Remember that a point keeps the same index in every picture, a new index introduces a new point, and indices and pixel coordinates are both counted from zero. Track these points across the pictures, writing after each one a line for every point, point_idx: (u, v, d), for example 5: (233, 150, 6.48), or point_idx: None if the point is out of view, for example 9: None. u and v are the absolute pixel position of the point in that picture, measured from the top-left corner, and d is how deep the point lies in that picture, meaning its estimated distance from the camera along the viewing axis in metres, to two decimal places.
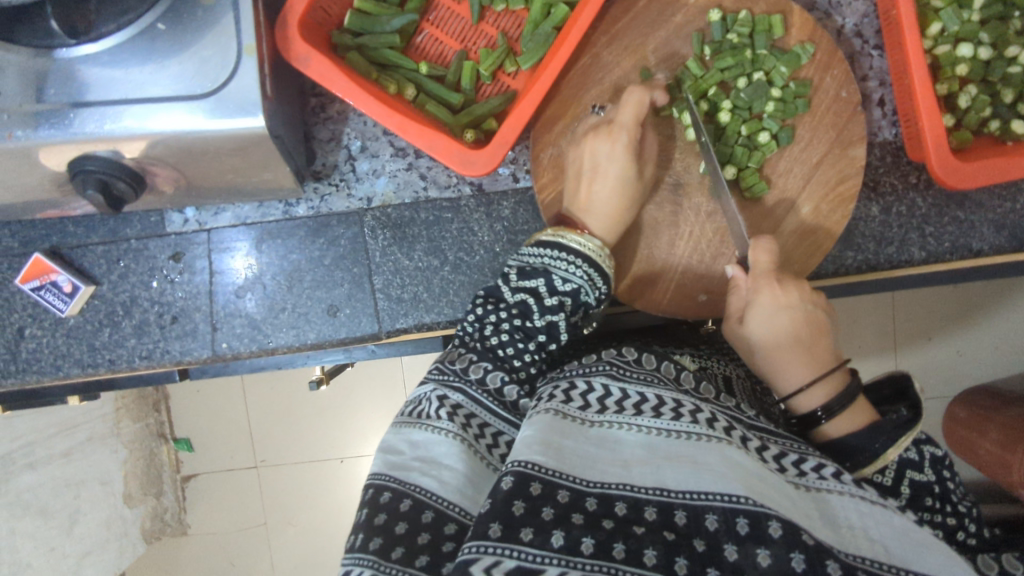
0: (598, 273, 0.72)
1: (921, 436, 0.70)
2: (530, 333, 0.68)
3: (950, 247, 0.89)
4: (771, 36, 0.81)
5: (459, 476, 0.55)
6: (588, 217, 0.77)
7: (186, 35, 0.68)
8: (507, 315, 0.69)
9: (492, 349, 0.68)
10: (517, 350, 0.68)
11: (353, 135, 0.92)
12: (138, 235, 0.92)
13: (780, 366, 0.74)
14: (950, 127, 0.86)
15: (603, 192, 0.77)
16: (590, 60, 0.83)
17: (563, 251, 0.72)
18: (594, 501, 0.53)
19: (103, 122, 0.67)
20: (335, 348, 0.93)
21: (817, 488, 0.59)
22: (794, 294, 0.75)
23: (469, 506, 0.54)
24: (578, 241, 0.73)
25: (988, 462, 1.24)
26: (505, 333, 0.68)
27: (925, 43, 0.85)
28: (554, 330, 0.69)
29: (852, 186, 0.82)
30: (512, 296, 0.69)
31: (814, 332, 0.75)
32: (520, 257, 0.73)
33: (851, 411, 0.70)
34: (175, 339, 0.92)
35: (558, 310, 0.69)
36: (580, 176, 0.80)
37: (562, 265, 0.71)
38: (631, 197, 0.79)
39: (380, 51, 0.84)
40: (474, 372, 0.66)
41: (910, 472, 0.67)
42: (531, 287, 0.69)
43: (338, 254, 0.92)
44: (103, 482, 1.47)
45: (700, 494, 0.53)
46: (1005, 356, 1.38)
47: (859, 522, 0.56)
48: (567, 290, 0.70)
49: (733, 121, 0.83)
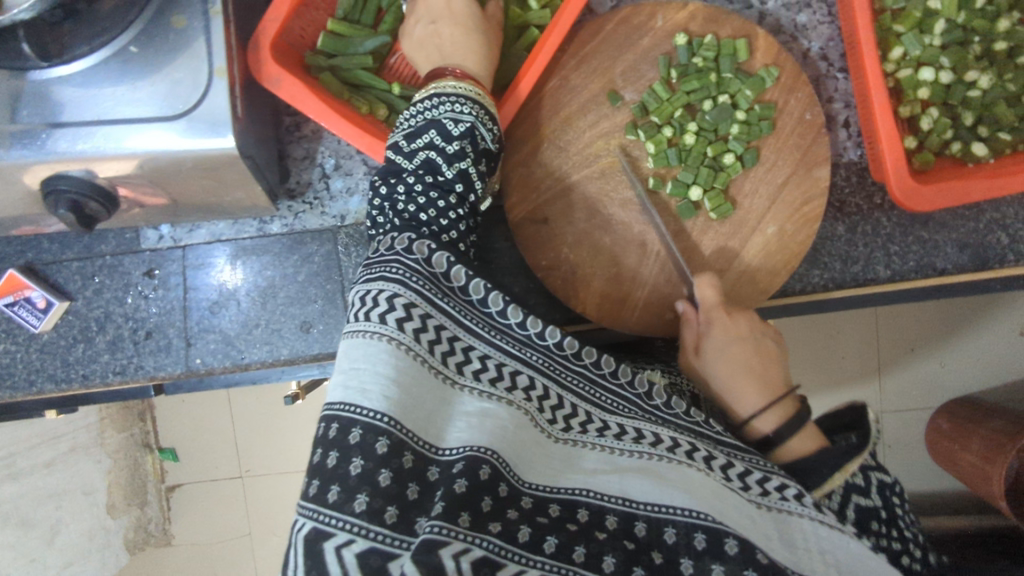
0: (487, 112, 0.73)
1: (869, 463, 0.71)
2: (444, 187, 0.69)
3: (914, 266, 0.91)
4: (735, 59, 0.83)
5: (392, 381, 0.54)
6: (450, 59, 0.77)
7: (158, 57, 0.69)
8: (415, 177, 0.69)
9: (409, 217, 0.68)
10: (436, 209, 0.68)
11: (327, 154, 0.93)
12: (113, 251, 0.93)
13: (733, 393, 0.74)
14: (913, 149, 0.87)
15: (451, 31, 0.78)
16: (559, 82, 0.84)
17: (449, 98, 0.71)
18: (558, 507, 0.55)
19: (75, 142, 0.68)
20: (309, 364, 0.94)
21: (778, 510, 0.60)
22: (744, 325, 0.78)
23: (400, 414, 0.53)
24: (458, 87, 0.73)
25: (970, 474, 1.26)
26: (419, 198, 0.68)
27: (888, 66, 0.87)
28: (466, 177, 0.70)
29: (816, 207, 0.83)
30: (412, 158, 0.69)
31: (764, 362, 0.76)
32: (406, 123, 0.73)
33: (800, 436, 0.69)
34: (149, 354, 0.92)
35: (462, 156, 0.69)
36: (432, 26, 0.80)
37: (448, 109, 0.71)
38: (481, 31, 0.80)
39: (353, 72, 0.85)
40: (400, 244, 0.63)
41: (855, 496, 0.68)
42: (426, 142, 0.69)
43: (312, 270, 0.93)
44: (86, 492, 1.48)
45: (663, 507, 0.56)
46: (979, 368, 1.39)
47: (815, 544, 0.58)
48: (463, 133, 0.70)
49: (698, 143, 0.84)
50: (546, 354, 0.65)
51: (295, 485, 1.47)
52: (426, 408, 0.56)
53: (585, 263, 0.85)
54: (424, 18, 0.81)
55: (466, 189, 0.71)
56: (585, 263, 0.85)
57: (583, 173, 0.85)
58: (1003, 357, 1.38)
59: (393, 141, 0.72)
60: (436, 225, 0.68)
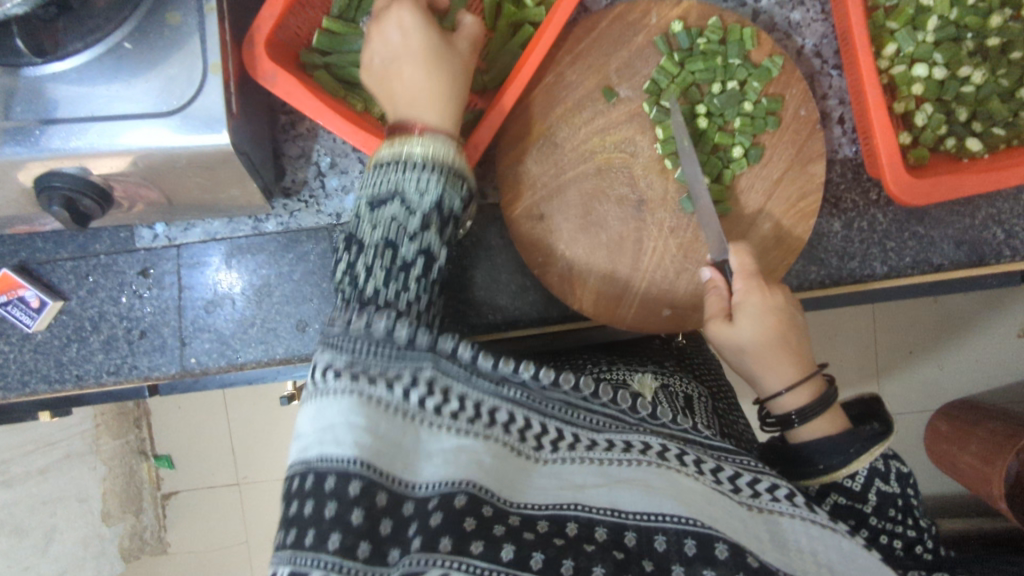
0: (455, 171, 0.69)
1: (891, 451, 0.73)
2: (406, 265, 0.66)
3: (911, 262, 0.91)
4: (744, 46, 0.83)
5: (359, 428, 0.53)
6: (413, 110, 0.71)
7: (153, 53, 0.69)
8: (375, 254, 0.65)
9: (370, 296, 0.63)
10: (396, 289, 0.64)
11: (323, 152, 0.93)
12: (108, 250, 0.92)
13: (765, 367, 0.74)
14: (908, 145, 0.87)
15: (417, 78, 0.72)
16: (554, 79, 0.84)
17: (411, 162, 0.67)
18: (547, 522, 0.55)
19: (68, 138, 0.68)
20: (305, 363, 0.94)
21: (770, 511, 0.61)
22: (781, 299, 0.75)
23: (371, 458, 0.53)
24: (421, 147, 0.68)
25: (970, 477, 1.25)
26: (379, 276, 0.64)
27: (882, 63, 0.87)
28: (428, 250, 0.67)
29: (812, 202, 0.83)
30: (373, 232, 0.66)
31: (798, 338, 0.74)
32: (367, 186, 0.68)
33: (825, 415, 0.72)
34: (143, 354, 0.92)
35: (423, 229, 0.67)
36: (393, 67, 0.73)
37: (410, 176, 0.66)
38: (444, 64, 0.73)
39: (348, 69, 0.85)
40: (356, 322, 0.60)
41: (878, 481, 0.70)
42: (389, 215, 0.66)
43: (307, 269, 0.93)
44: (81, 499, 1.47)
45: (653, 515, 0.56)
46: (978, 368, 1.39)
47: (807, 547, 0.58)
48: (427, 202, 0.67)
49: (709, 127, 0.85)
50: (522, 386, 0.60)
51: None
52: (397, 451, 0.55)
53: (582, 259, 0.85)
54: (380, 57, 0.74)
55: (428, 264, 0.67)
56: (581, 259, 0.85)
57: (578, 170, 0.85)
58: (1001, 356, 1.38)
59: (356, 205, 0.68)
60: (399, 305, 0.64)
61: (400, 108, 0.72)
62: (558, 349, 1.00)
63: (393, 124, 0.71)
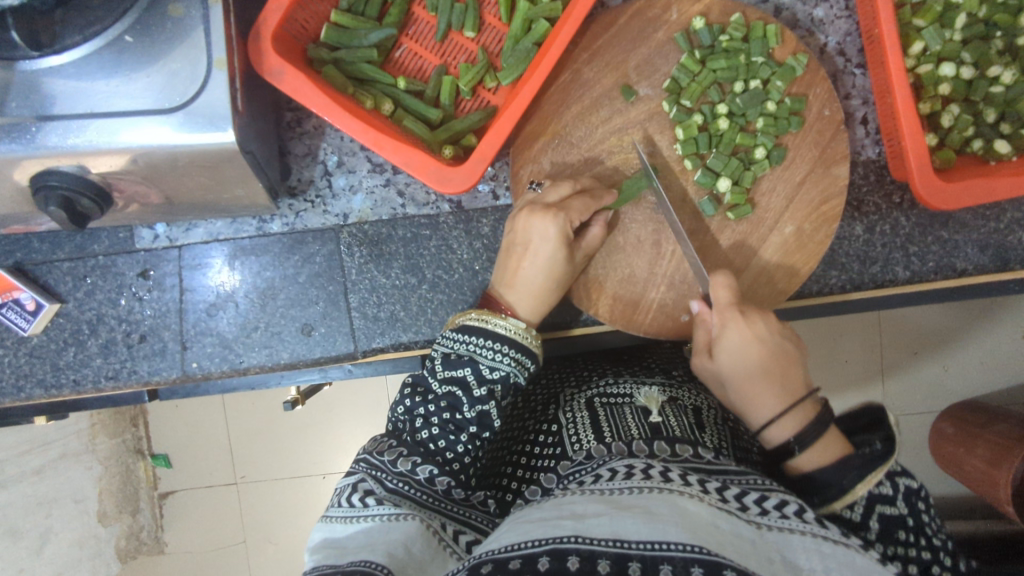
0: (527, 356, 0.75)
1: (896, 467, 0.63)
2: (462, 424, 0.71)
3: (934, 267, 0.89)
4: (767, 44, 0.80)
5: (396, 543, 0.58)
6: (510, 296, 0.79)
7: (155, 47, 0.65)
8: (437, 408, 0.72)
9: (423, 443, 0.71)
10: (448, 442, 0.71)
11: (330, 150, 0.90)
12: (106, 251, 0.89)
13: (747, 399, 0.73)
14: (933, 147, 0.85)
15: (532, 271, 0.78)
16: (572, 76, 0.82)
17: (491, 339, 0.73)
18: (547, 559, 0.50)
19: (66, 136, 0.64)
20: (309, 367, 0.91)
21: (781, 528, 0.54)
22: (761, 327, 0.74)
23: (395, 566, 0.55)
24: (504, 325, 0.75)
25: (975, 479, 1.23)
26: (436, 426, 0.71)
27: (908, 62, 0.84)
28: (485, 419, 0.72)
29: (836, 205, 0.81)
30: (441, 388, 0.72)
31: (783, 364, 0.73)
32: (446, 344, 0.75)
33: (822, 442, 0.66)
34: (143, 358, 0.89)
35: (487, 399, 0.72)
36: (513, 252, 0.80)
37: (488, 353, 0.73)
38: (559, 280, 0.79)
39: (357, 65, 0.82)
40: (402, 465, 0.69)
41: (880, 507, 0.62)
42: (460, 377, 0.72)
43: (312, 271, 0.90)
44: (76, 499, 1.43)
45: (657, 544, 0.49)
46: (994, 371, 1.36)
47: (821, 567, 0.51)
48: (496, 377, 0.72)
49: (731, 128, 0.82)
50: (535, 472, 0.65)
51: (292, 492, 1.43)
52: (420, 567, 0.57)
53: (598, 263, 0.83)
54: (522, 246, 0.78)
55: (482, 428, 0.72)
56: (597, 264, 0.82)
57: (595, 171, 0.83)
58: (1017, 360, 1.36)
59: (431, 355, 0.75)
60: (450, 453, 0.71)
61: (503, 287, 0.80)
62: (570, 354, 0.98)
63: (488, 297, 0.80)
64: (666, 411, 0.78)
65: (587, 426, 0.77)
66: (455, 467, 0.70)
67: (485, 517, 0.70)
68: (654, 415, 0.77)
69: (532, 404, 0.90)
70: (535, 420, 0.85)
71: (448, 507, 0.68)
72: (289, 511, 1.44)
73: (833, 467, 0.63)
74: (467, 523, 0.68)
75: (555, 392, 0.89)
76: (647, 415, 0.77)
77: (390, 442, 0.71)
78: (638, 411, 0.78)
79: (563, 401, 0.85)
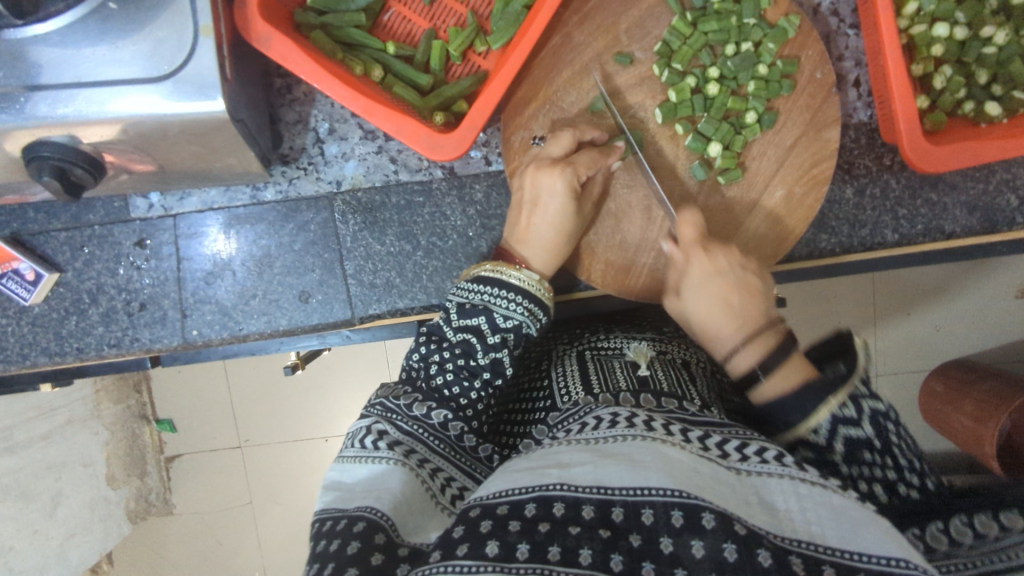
0: (540, 307, 0.77)
1: (862, 390, 0.62)
2: (475, 370, 0.74)
3: (922, 230, 0.90)
4: (759, 5, 0.79)
5: (397, 492, 0.59)
6: (524, 249, 0.80)
7: (140, 14, 0.64)
8: (451, 355, 0.74)
9: (437, 389, 0.73)
10: (461, 389, 0.73)
11: (321, 117, 0.90)
12: (102, 220, 0.90)
13: (714, 334, 0.75)
14: (925, 109, 0.85)
15: (542, 224, 0.79)
16: (562, 40, 0.81)
17: (505, 291, 0.76)
18: (533, 506, 0.52)
19: (56, 106, 0.64)
20: (307, 333, 0.93)
21: (759, 473, 0.56)
22: (722, 261, 0.76)
23: (395, 516, 0.57)
24: (518, 276, 0.77)
25: (963, 436, 1.25)
26: (449, 372, 0.73)
27: (902, 22, 0.83)
28: (499, 366, 0.74)
29: (825, 169, 0.81)
30: (456, 336, 0.75)
31: (745, 298, 0.75)
32: (460, 294, 0.77)
33: (786, 370, 0.66)
34: (144, 326, 0.91)
35: (500, 346, 0.74)
36: (521, 206, 0.81)
37: (502, 303, 0.75)
38: (570, 233, 0.80)
39: (345, 30, 0.82)
40: (418, 409, 0.71)
41: (844, 429, 0.60)
42: (474, 326, 0.74)
43: (308, 240, 0.91)
44: (86, 463, 1.38)
45: (639, 490, 0.51)
46: (983, 331, 1.38)
47: (797, 507, 0.52)
48: (509, 326, 0.75)
49: (720, 92, 0.82)
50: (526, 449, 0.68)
51: (294, 453, 1.47)
52: (421, 523, 0.59)
53: (590, 230, 0.84)
54: (527, 199, 0.79)
55: (494, 374, 0.74)
56: (590, 230, 0.84)
57: None
58: (1005, 320, 1.38)
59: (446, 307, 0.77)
60: (459, 399, 0.73)
61: (516, 243, 0.81)
62: (564, 318, 1.00)
63: (501, 252, 0.81)
64: (655, 365, 0.81)
65: (579, 380, 0.79)
66: (462, 407, 0.73)
67: (489, 471, 0.72)
68: (642, 369, 0.79)
69: (529, 359, 0.94)
70: (530, 378, 0.88)
71: (458, 456, 0.70)
72: (294, 473, 1.47)
73: (795, 393, 0.63)
74: (470, 474, 0.70)
75: (552, 348, 0.92)
76: (638, 369, 0.79)
77: (405, 390, 0.74)
78: (628, 365, 0.80)
79: (559, 355, 0.88)
